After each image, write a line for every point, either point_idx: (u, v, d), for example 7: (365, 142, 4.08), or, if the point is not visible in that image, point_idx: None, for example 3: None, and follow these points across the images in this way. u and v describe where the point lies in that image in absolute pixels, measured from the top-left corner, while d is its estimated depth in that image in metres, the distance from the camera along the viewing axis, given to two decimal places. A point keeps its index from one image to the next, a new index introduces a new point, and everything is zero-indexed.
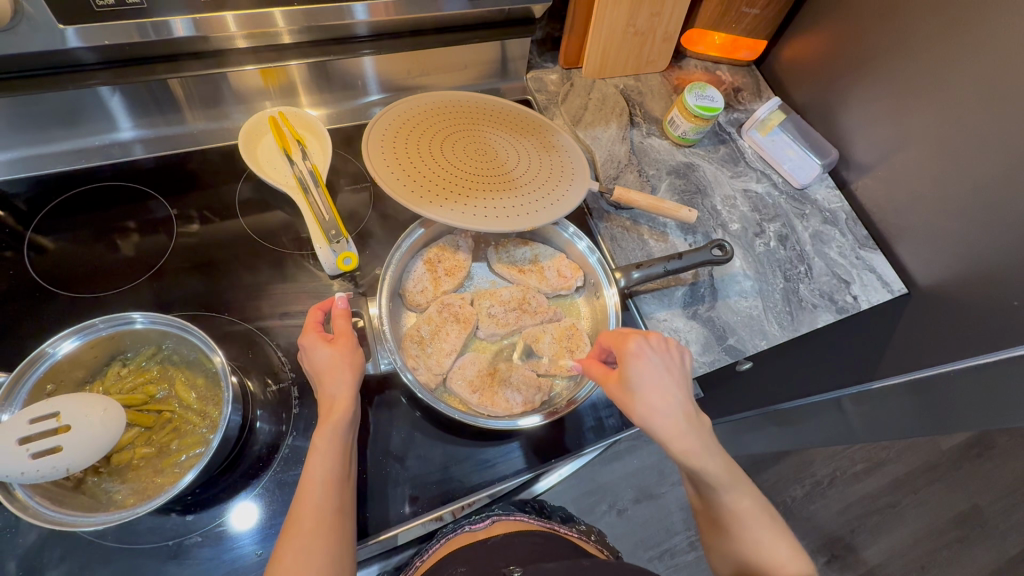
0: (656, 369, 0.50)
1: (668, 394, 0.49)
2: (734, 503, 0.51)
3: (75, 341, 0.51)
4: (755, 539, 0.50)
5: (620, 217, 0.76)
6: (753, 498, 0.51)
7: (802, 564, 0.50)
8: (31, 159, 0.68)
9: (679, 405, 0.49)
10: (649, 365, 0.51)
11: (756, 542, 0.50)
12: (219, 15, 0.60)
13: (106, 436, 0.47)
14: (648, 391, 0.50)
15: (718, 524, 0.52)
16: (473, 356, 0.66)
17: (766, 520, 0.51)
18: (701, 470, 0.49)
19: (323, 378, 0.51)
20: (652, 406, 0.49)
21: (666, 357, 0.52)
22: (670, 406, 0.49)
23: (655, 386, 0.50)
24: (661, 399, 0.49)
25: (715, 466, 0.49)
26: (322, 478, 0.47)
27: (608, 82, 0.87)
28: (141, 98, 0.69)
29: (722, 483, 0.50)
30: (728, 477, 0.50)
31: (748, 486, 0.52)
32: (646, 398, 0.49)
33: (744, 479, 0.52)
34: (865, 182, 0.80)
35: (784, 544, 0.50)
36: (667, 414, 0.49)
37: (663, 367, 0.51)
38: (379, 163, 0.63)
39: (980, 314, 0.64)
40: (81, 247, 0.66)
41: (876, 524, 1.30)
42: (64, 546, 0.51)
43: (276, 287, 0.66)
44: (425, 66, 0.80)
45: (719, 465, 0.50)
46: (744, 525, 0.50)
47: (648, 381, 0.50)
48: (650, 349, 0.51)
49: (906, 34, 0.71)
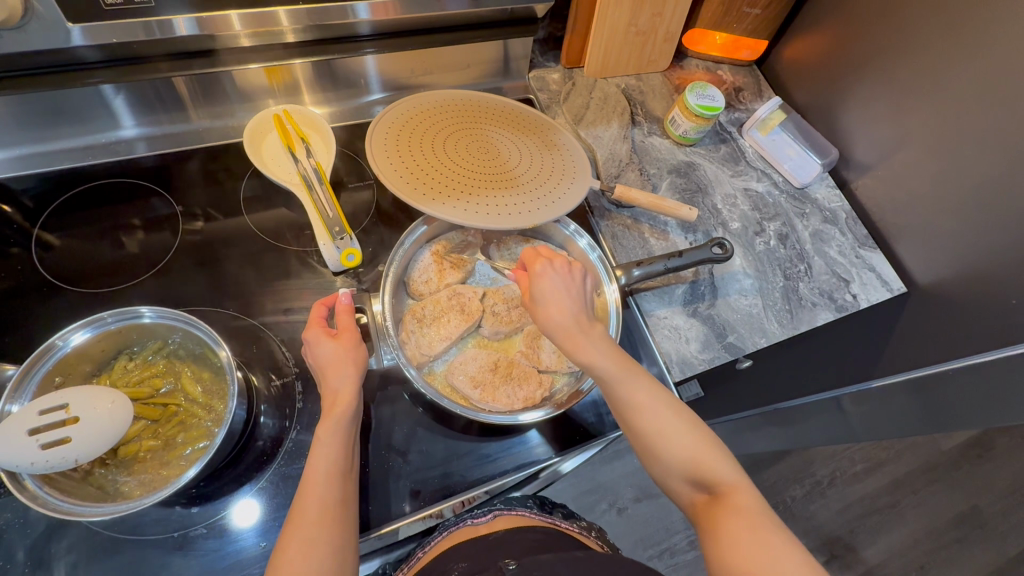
0: (556, 285, 0.54)
1: (564, 304, 0.53)
2: (630, 396, 0.52)
3: (87, 332, 0.52)
4: (663, 433, 0.51)
5: (620, 216, 0.77)
6: (648, 389, 0.52)
7: (717, 455, 0.51)
8: (38, 157, 0.69)
9: (571, 314, 0.53)
10: (550, 281, 0.54)
11: (659, 432, 0.51)
12: (224, 14, 0.61)
13: (114, 428, 0.47)
14: (546, 301, 0.53)
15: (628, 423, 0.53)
16: (475, 353, 0.66)
17: (665, 410, 0.52)
18: (595, 368, 0.52)
19: (326, 372, 0.52)
20: (549, 315, 0.53)
21: (569, 277, 0.55)
22: (564, 315, 0.53)
23: (555, 297, 0.53)
24: (557, 309, 0.53)
25: (607, 364, 0.52)
26: (326, 470, 0.48)
27: (610, 81, 0.88)
28: (147, 96, 0.70)
29: (611, 376, 0.52)
30: (623, 374, 0.52)
31: (643, 380, 0.53)
32: (544, 307, 0.53)
33: (635, 369, 0.53)
34: (865, 182, 0.81)
35: (701, 441, 0.51)
36: (561, 320, 0.53)
37: (562, 284, 0.54)
38: (382, 161, 0.64)
39: (980, 311, 0.65)
40: (88, 243, 0.67)
41: (875, 524, 1.31)
42: (70, 538, 0.52)
43: (280, 284, 0.67)
44: (428, 66, 0.80)
45: (607, 360, 0.52)
46: (650, 417, 0.51)
47: (547, 292, 0.53)
48: (553, 269, 0.54)
49: (907, 35, 0.72)
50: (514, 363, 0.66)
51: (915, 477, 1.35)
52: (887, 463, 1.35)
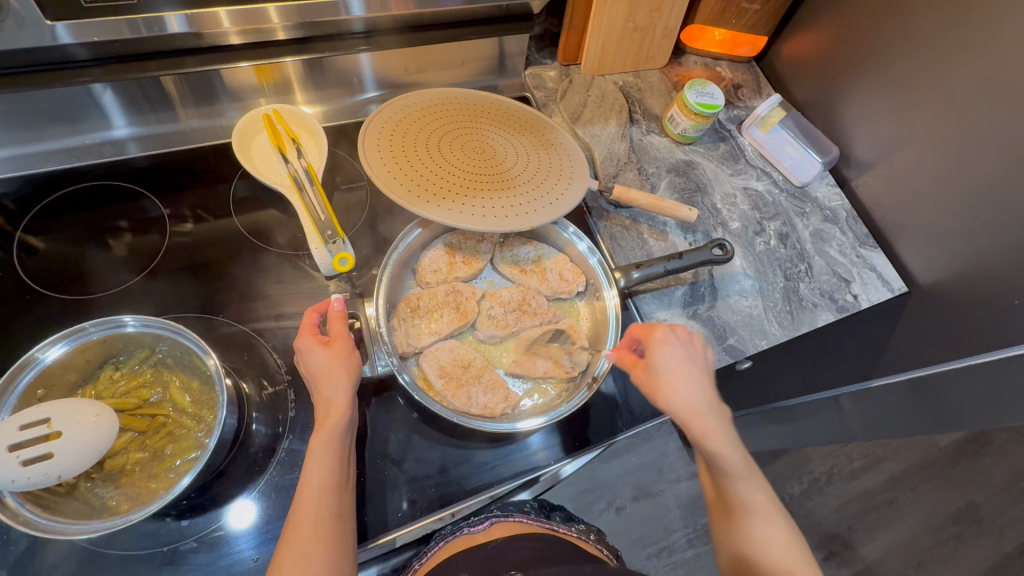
0: (680, 356, 0.50)
1: (691, 378, 0.49)
2: (749, 495, 0.49)
3: (63, 346, 0.50)
4: (768, 541, 0.48)
5: (619, 216, 0.75)
6: (766, 493, 0.49)
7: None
8: (20, 159, 0.67)
9: (700, 388, 0.49)
10: (674, 352, 0.51)
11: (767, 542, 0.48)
12: (212, 11, 0.59)
13: (98, 442, 0.46)
14: (673, 374, 0.49)
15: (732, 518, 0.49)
16: (454, 344, 0.65)
17: (777, 517, 0.49)
18: (720, 456, 0.48)
19: (319, 381, 0.51)
20: (674, 390, 0.49)
21: (690, 346, 0.52)
22: (692, 390, 0.49)
23: (680, 370, 0.50)
24: (683, 383, 0.49)
25: (732, 455, 0.48)
26: (321, 483, 0.47)
27: (607, 79, 0.86)
28: (132, 95, 0.68)
29: (739, 472, 0.48)
30: (747, 469, 0.48)
31: (762, 480, 0.50)
32: (671, 379, 0.49)
33: (758, 470, 0.50)
34: (866, 180, 0.80)
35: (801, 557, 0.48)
36: (690, 396, 0.49)
37: (687, 354, 0.51)
38: (375, 161, 0.62)
39: (983, 312, 0.64)
40: (73, 248, 0.65)
41: (874, 521, 1.31)
42: (57, 553, 0.50)
43: (271, 288, 0.65)
44: (422, 63, 0.79)
45: (738, 454, 0.48)
46: (758, 522, 0.48)
47: (672, 365, 0.50)
48: (676, 338, 0.52)
49: (909, 31, 0.70)
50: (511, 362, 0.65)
51: (913, 472, 1.36)
52: (886, 459, 1.35)
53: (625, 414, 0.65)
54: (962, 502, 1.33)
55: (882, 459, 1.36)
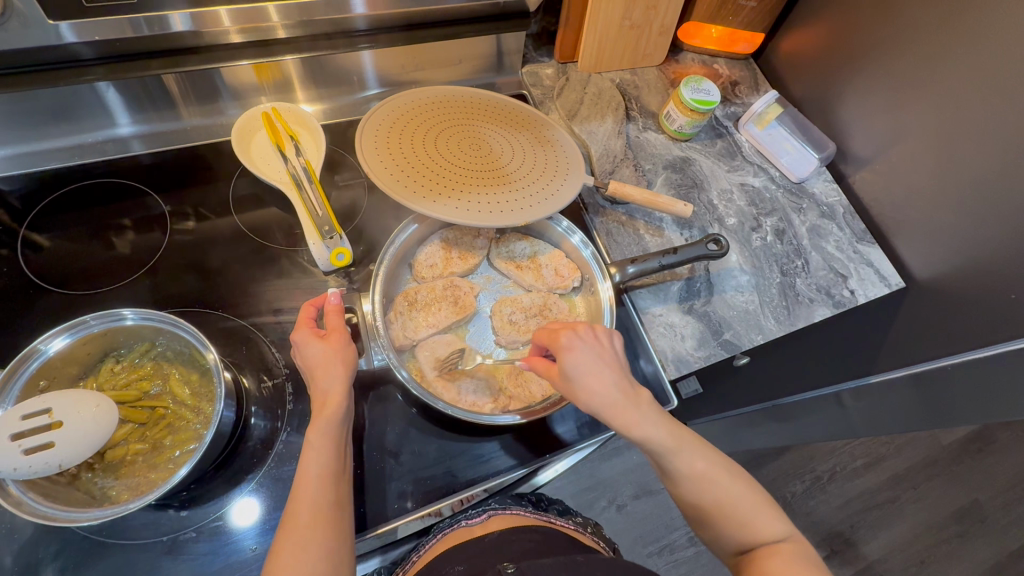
0: (589, 358, 0.50)
1: (602, 376, 0.50)
2: (688, 468, 0.50)
3: (66, 338, 0.51)
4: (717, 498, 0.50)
5: (615, 213, 0.76)
6: (706, 458, 0.51)
7: (773, 516, 0.50)
8: (25, 157, 0.68)
9: (614, 385, 0.50)
10: (582, 355, 0.50)
11: (718, 503, 0.50)
12: (213, 10, 0.61)
13: (98, 431, 0.47)
14: (584, 377, 0.50)
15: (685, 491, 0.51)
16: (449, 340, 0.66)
17: (721, 474, 0.50)
18: (645, 439, 0.49)
19: (315, 373, 0.51)
20: (590, 392, 0.50)
21: (596, 343, 0.52)
22: (606, 388, 0.50)
23: (591, 371, 0.50)
24: (598, 384, 0.49)
25: (659, 435, 0.50)
26: (318, 472, 0.48)
27: (604, 76, 0.87)
28: (135, 94, 0.69)
29: (669, 451, 0.49)
30: (677, 443, 0.50)
31: (700, 445, 0.51)
32: (585, 383, 0.50)
33: (690, 439, 0.51)
34: (863, 176, 0.80)
35: (755, 500, 0.50)
36: (604, 395, 0.49)
37: (594, 353, 0.51)
38: (372, 158, 0.63)
39: (979, 306, 0.64)
40: (76, 244, 0.66)
41: (876, 519, 1.30)
42: (59, 542, 0.51)
43: (271, 283, 0.66)
44: (420, 61, 0.79)
45: (663, 433, 0.50)
46: (709, 486, 0.50)
47: (583, 370, 0.50)
48: (581, 340, 0.51)
49: (905, 26, 0.71)
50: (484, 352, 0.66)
51: (915, 471, 1.35)
52: (888, 457, 1.35)
53: None
54: (965, 501, 1.32)
55: (884, 457, 1.36)
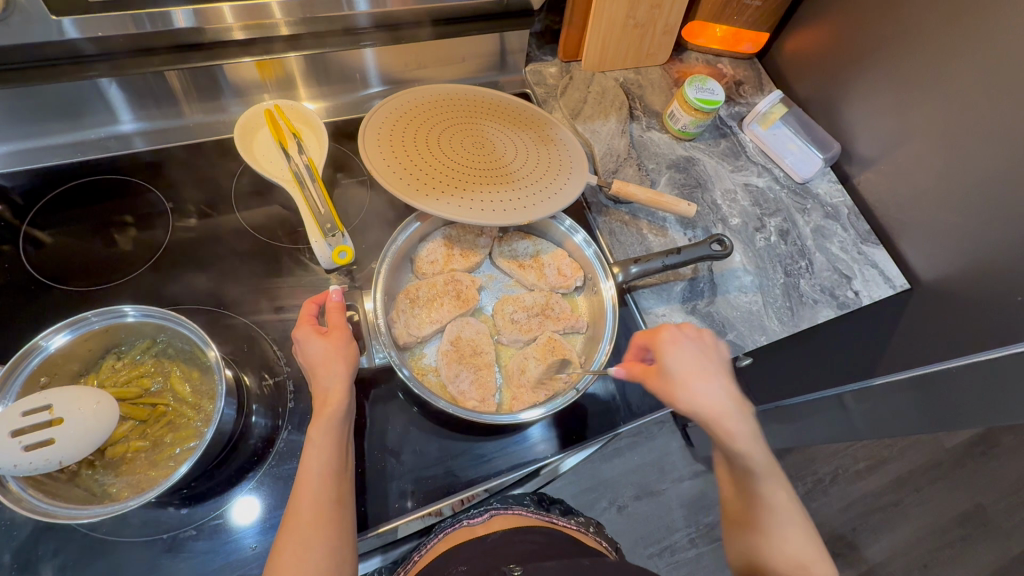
0: (693, 356, 0.50)
1: (708, 377, 0.48)
2: (770, 494, 0.49)
3: (67, 335, 0.51)
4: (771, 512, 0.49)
5: (619, 212, 0.75)
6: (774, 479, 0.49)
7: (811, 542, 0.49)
8: (27, 153, 0.68)
9: (722, 389, 0.48)
10: (685, 351, 0.50)
11: (783, 536, 0.48)
12: (216, 6, 0.60)
13: (99, 429, 0.47)
14: (688, 374, 0.48)
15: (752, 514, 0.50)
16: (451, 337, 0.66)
17: (795, 513, 0.49)
18: (746, 454, 0.47)
19: (316, 370, 0.51)
20: (693, 390, 0.48)
21: (700, 342, 0.51)
22: (712, 389, 0.48)
23: (695, 368, 0.49)
24: (702, 382, 0.48)
25: (759, 456, 0.48)
26: (320, 471, 0.47)
27: (608, 75, 0.87)
28: (137, 91, 0.69)
29: (761, 471, 0.48)
30: (772, 468, 0.48)
31: (783, 479, 0.50)
32: (686, 380, 0.48)
33: (778, 469, 0.50)
34: (868, 176, 0.79)
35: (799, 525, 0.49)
36: (710, 395, 0.47)
37: (699, 352, 0.50)
38: (375, 156, 0.63)
39: (985, 308, 0.63)
40: (78, 241, 0.66)
41: (879, 522, 1.29)
42: (58, 540, 0.51)
43: (272, 281, 0.66)
44: (423, 59, 0.79)
45: (763, 453, 0.48)
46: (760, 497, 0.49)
47: (688, 366, 0.48)
48: (685, 337, 0.51)
49: (910, 27, 0.70)
50: (479, 350, 0.65)
51: (918, 474, 1.35)
52: (890, 460, 1.35)
53: (623, 408, 0.65)
54: (968, 505, 1.32)
55: (887, 459, 1.35)
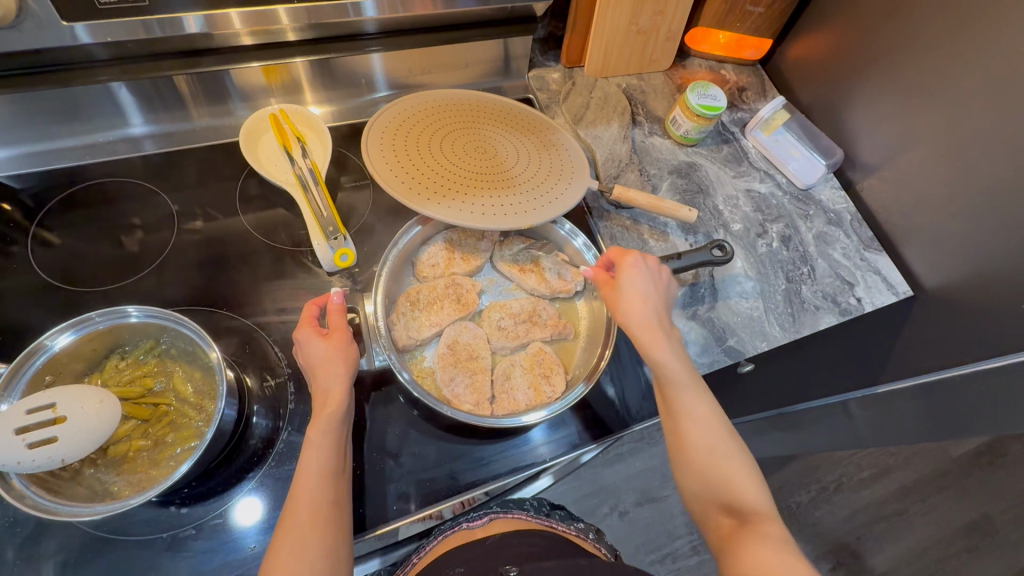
0: (644, 281, 0.56)
1: (650, 299, 0.55)
2: (692, 406, 0.52)
3: (71, 335, 0.52)
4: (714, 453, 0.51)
5: (620, 217, 0.76)
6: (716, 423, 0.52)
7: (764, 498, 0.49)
8: (38, 155, 0.70)
9: (654, 311, 0.55)
10: (641, 275, 0.56)
11: (709, 449, 0.51)
12: (224, 12, 0.61)
13: (101, 428, 0.47)
14: (636, 293, 0.55)
15: (673, 426, 0.53)
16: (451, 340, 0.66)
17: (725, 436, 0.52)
18: (663, 364, 0.53)
19: (317, 372, 0.52)
20: (633, 306, 0.55)
21: (656, 275, 0.57)
22: (650, 309, 0.55)
23: (642, 290, 0.55)
24: (642, 301, 0.55)
25: (677, 369, 0.53)
26: (319, 471, 0.48)
27: (611, 81, 0.87)
28: (146, 95, 0.70)
29: (680, 383, 0.52)
30: (690, 384, 0.53)
31: (708, 395, 0.53)
32: (631, 297, 0.55)
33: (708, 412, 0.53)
34: (871, 183, 0.79)
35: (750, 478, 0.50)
36: (646, 312, 0.54)
37: (651, 279, 0.56)
38: (378, 160, 0.63)
39: (988, 316, 0.63)
40: (85, 242, 0.67)
41: (883, 532, 1.28)
42: (61, 537, 0.52)
43: (276, 283, 0.67)
44: (427, 65, 0.80)
45: (684, 368, 0.53)
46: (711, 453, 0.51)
47: (635, 288, 0.55)
48: (645, 265, 0.57)
49: (914, 34, 0.70)
50: (476, 355, 0.65)
51: (924, 483, 1.33)
52: (895, 468, 1.34)
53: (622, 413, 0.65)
54: (974, 515, 1.30)
55: (891, 468, 1.34)
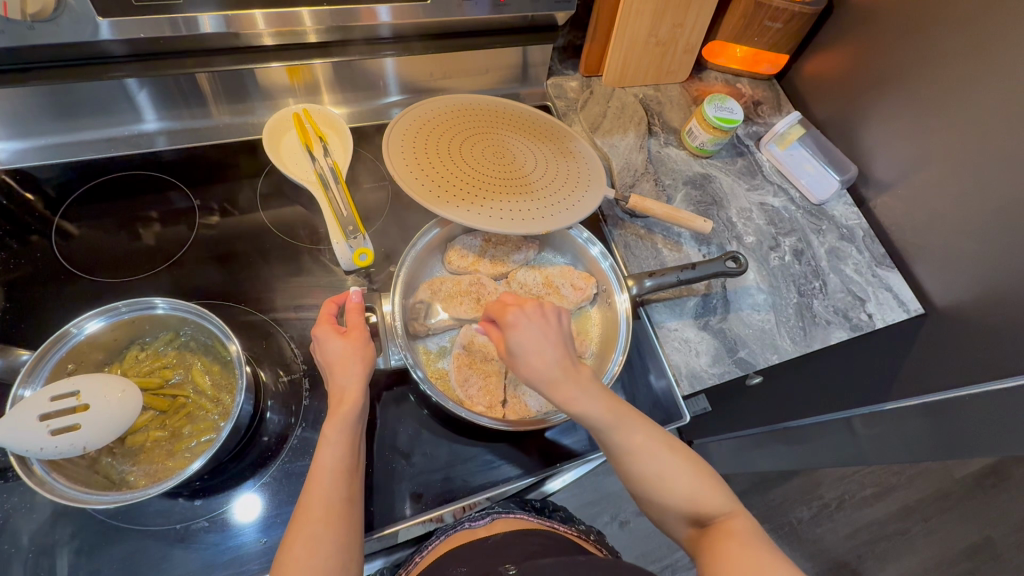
0: (532, 336, 0.48)
1: (545, 355, 0.48)
2: (627, 445, 0.49)
3: (97, 324, 0.52)
4: (657, 472, 0.49)
5: (634, 225, 0.76)
6: (645, 434, 0.50)
7: (719, 490, 0.50)
8: (62, 147, 0.71)
9: (555, 364, 0.48)
10: (526, 332, 0.48)
11: (659, 476, 0.49)
12: (248, 13, 0.62)
13: (123, 417, 0.48)
14: (528, 355, 0.48)
15: (618, 464, 0.51)
16: (471, 338, 0.66)
17: (659, 449, 0.50)
18: (584, 415, 0.49)
19: (334, 368, 0.52)
20: (533, 368, 0.48)
21: (541, 319, 0.49)
22: (548, 366, 0.48)
23: (536, 348, 0.48)
24: (538, 361, 0.48)
25: (600, 413, 0.49)
26: (333, 467, 0.48)
27: (627, 91, 0.88)
28: (169, 91, 0.71)
29: (607, 426, 0.49)
30: (618, 420, 0.49)
31: (641, 423, 0.50)
32: (528, 360, 0.48)
33: (632, 414, 0.50)
34: (884, 200, 0.79)
35: (694, 471, 0.50)
36: (546, 374, 0.48)
37: (539, 331, 0.48)
38: (399, 163, 0.64)
39: (993, 336, 0.64)
40: (105, 234, 0.68)
41: (885, 550, 1.27)
42: (75, 525, 0.52)
43: (293, 281, 0.67)
44: (447, 69, 0.81)
45: (603, 411, 0.49)
46: (648, 462, 0.49)
47: (523, 348, 0.48)
48: (525, 317, 0.48)
49: (929, 55, 0.71)
50: (491, 357, 0.65)
51: (927, 503, 1.33)
52: (897, 487, 1.33)
53: None
54: (977, 537, 1.29)
55: (894, 486, 1.33)
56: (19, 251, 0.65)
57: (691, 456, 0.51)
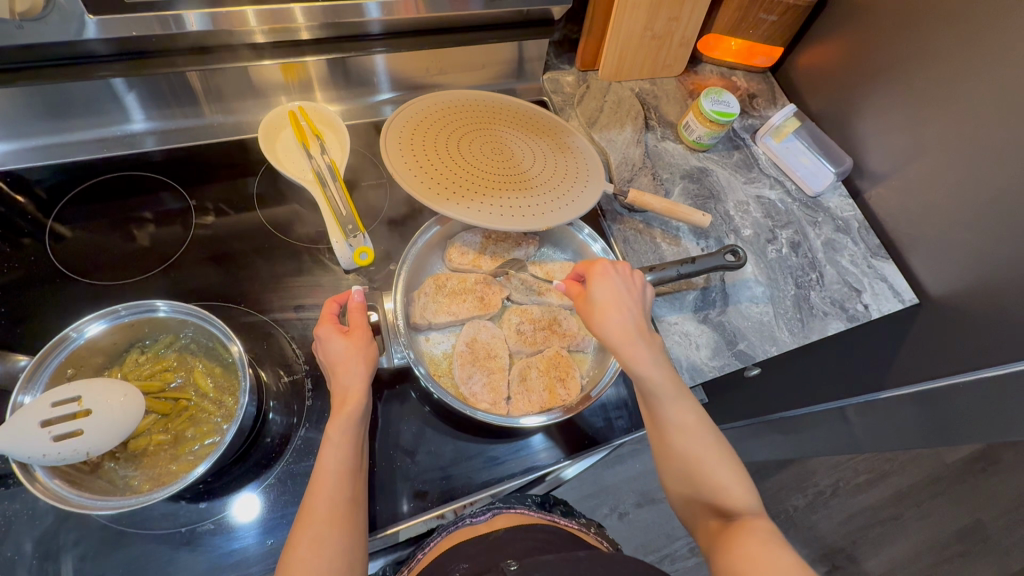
0: (617, 288, 0.55)
1: (624, 308, 0.54)
2: (678, 415, 0.52)
3: (97, 326, 0.52)
4: (698, 456, 0.51)
5: (632, 220, 0.77)
6: (695, 413, 0.52)
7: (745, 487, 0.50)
8: (51, 148, 0.69)
9: (631, 318, 0.53)
10: (612, 283, 0.55)
11: (699, 459, 0.51)
12: (238, 10, 0.61)
13: (126, 422, 0.48)
14: (606, 303, 0.54)
15: (662, 440, 0.53)
16: (469, 330, 0.67)
17: (706, 434, 0.52)
18: (643, 375, 0.52)
19: (336, 369, 0.52)
20: (608, 317, 0.54)
21: (628, 281, 0.56)
22: (623, 318, 0.53)
23: (615, 298, 0.54)
24: (617, 310, 0.54)
25: (659, 377, 0.52)
26: (336, 468, 0.48)
27: (623, 85, 0.88)
28: (161, 90, 0.70)
29: (665, 392, 0.52)
30: (675, 389, 0.52)
31: (693, 402, 0.53)
32: (604, 308, 0.54)
33: (690, 393, 0.53)
34: (879, 191, 0.80)
35: (731, 468, 0.51)
36: (620, 323, 0.53)
37: (623, 287, 0.55)
38: (397, 161, 0.63)
39: (984, 324, 0.64)
40: (99, 236, 0.67)
41: (879, 536, 1.30)
42: (78, 531, 0.52)
43: (292, 280, 0.67)
44: (442, 65, 0.80)
45: (664, 372, 0.52)
46: (692, 442, 0.51)
47: (607, 294, 0.54)
48: (616, 272, 0.56)
49: (922, 47, 0.71)
50: (495, 353, 0.66)
51: (920, 488, 1.35)
52: (891, 473, 1.35)
53: (634, 414, 0.66)
54: (970, 520, 1.31)
55: (888, 472, 1.35)
56: (12, 255, 0.64)
57: (734, 461, 0.51)
